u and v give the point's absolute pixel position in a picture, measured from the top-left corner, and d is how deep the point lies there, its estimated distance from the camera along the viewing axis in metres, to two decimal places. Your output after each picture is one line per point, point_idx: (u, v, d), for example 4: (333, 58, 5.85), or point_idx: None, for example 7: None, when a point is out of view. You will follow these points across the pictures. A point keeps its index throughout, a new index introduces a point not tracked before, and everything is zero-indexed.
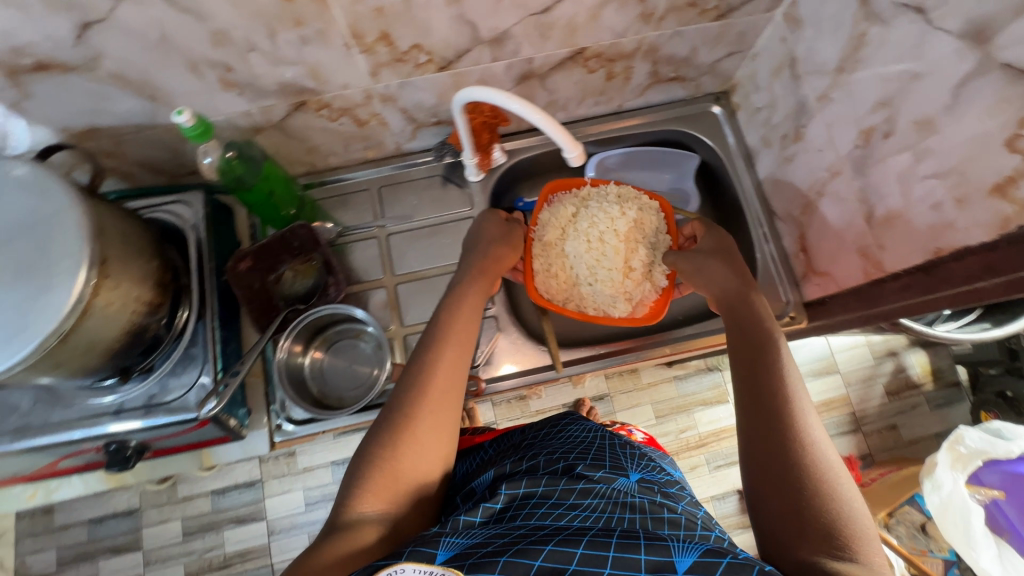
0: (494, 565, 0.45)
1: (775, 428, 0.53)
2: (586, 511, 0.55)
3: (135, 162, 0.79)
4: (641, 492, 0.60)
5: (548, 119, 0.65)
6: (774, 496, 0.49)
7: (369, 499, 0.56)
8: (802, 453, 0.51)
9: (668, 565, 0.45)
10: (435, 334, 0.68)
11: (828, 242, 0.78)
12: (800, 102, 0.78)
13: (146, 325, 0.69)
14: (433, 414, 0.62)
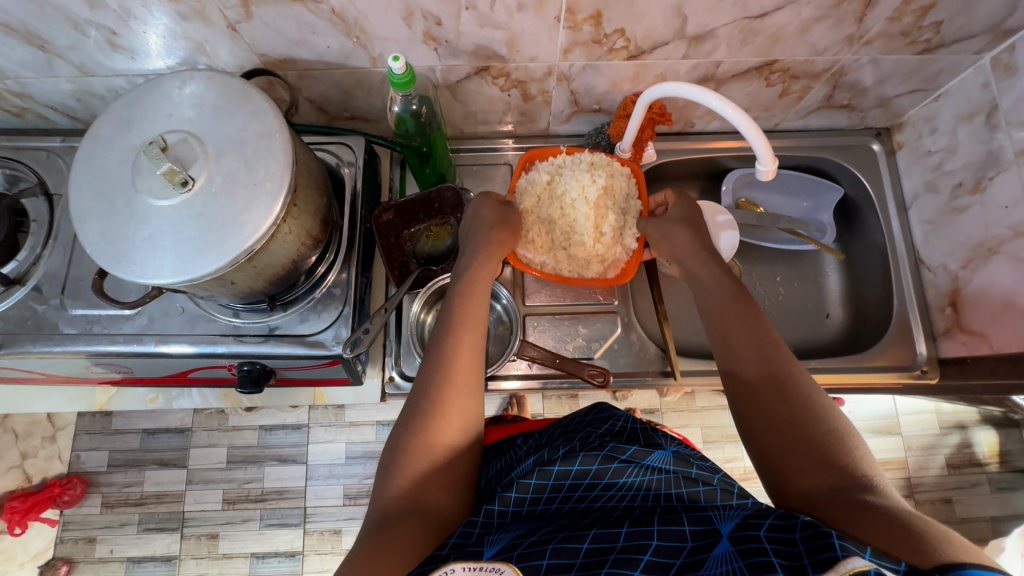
0: (541, 556, 0.48)
1: (789, 412, 0.55)
2: (625, 490, 0.58)
3: (306, 97, 0.81)
4: (676, 466, 0.59)
5: (753, 126, 0.63)
6: (806, 477, 0.51)
7: (404, 489, 0.56)
8: (815, 422, 0.54)
9: (713, 531, 0.49)
10: (450, 308, 0.67)
11: (990, 301, 0.75)
12: (990, 152, 0.74)
13: (305, 258, 0.71)
14: (454, 395, 0.61)
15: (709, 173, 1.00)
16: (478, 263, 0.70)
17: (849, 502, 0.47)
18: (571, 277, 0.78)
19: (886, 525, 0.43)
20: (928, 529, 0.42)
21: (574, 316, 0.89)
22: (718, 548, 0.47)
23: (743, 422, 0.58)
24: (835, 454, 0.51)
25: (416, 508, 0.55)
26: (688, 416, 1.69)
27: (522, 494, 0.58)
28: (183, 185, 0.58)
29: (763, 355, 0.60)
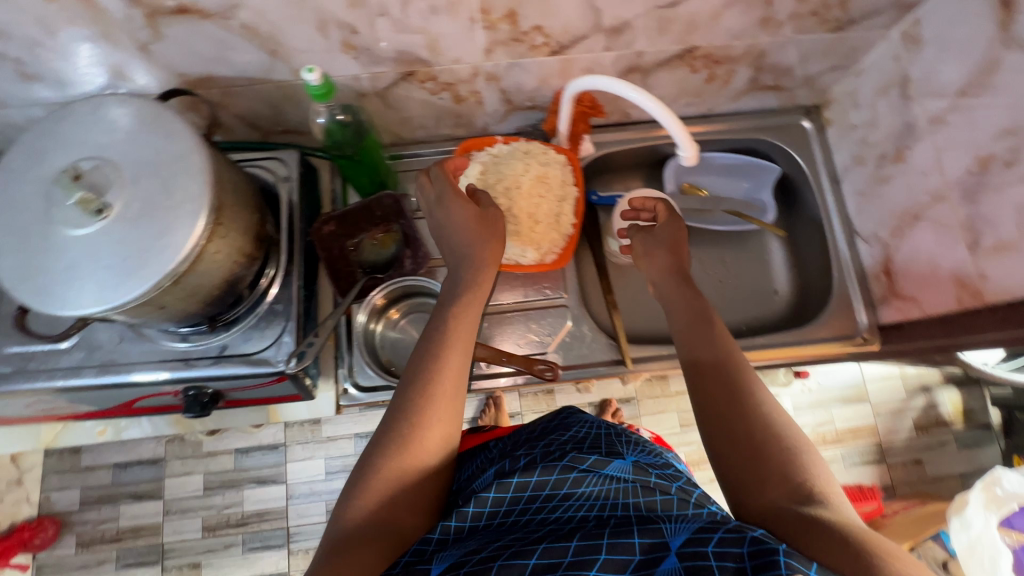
0: (488, 571, 0.47)
1: (754, 423, 0.56)
2: (581, 501, 0.57)
3: (235, 114, 0.80)
4: (634, 475, 0.59)
5: (669, 115, 0.65)
6: (766, 487, 0.52)
7: (370, 511, 0.55)
8: (780, 437, 0.55)
9: (662, 545, 0.48)
10: (436, 329, 0.66)
11: (918, 267, 0.78)
12: (906, 123, 0.77)
13: (241, 276, 0.70)
14: (438, 417, 0.60)
15: (651, 161, 1.02)
16: (466, 287, 0.69)
17: (803, 515, 0.48)
18: (507, 263, 0.80)
19: (838, 541, 0.45)
20: (876, 548, 0.44)
21: (525, 312, 0.90)
22: (666, 563, 0.46)
23: (707, 423, 0.59)
24: (794, 469, 0.53)
25: (380, 529, 0.55)
26: (663, 402, 1.76)
27: (480, 509, 0.57)
28: (99, 212, 0.57)
29: (734, 370, 0.62)
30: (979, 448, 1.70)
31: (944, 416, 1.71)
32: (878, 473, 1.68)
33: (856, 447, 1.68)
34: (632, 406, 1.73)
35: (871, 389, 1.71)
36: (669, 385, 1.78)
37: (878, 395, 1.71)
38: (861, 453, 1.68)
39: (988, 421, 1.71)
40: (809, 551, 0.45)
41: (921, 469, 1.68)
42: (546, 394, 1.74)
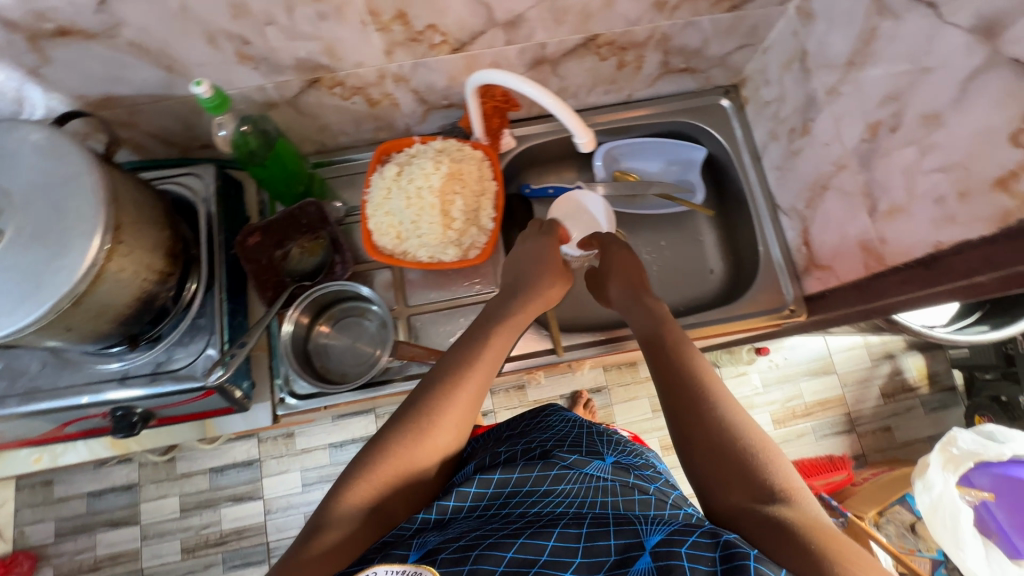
0: (463, 562, 0.49)
1: (722, 428, 0.56)
2: (562, 496, 0.60)
3: (147, 133, 0.80)
4: (613, 475, 0.64)
5: (567, 109, 0.67)
6: (734, 492, 0.52)
7: (368, 498, 0.59)
8: (745, 438, 0.55)
9: (636, 546, 0.50)
10: (467, 342, 0.72)
11: (830, 236, 0.79)
12: (809, 96, 0.78)
13: (156, 293, 0.70)
14: (454, 414, 0.65)
15: (580, 151, 1.03)
16: (501, 309, 0.78)
17: (767, 518, 0.49)
18: (429, 261, 0.81)
19: (802, 549, 0.45)
20: (832, 551, 0.45)
21: (457, 308, 0.91)
22: (638, 563, 0.49)
23: (677, 431, 0.59)
24: (759, 469, 0.53)
25: (375, 515, 0.59)
26: (634, 388, 1.79)
27: (460, 502, 0.61)
28: None
29: (701, 375, 0.62)
30: (945, 410, 1.73)
31: (909, 381, 1.74)
32: (848, 442, 1.71)
33: (824, 418, 1.71)
34: (603, 395, 1.78)
35: (835, 360, 1.74)
36: (639, 370, 1.81)
37: (843, 365, 1.75)
38: (829, 424, 1.71)
39: (952, 383, 1.74)
40: (772, 554, 0.47)
41: (890, 435, 1.71)
42: (518, 389, 1.75)
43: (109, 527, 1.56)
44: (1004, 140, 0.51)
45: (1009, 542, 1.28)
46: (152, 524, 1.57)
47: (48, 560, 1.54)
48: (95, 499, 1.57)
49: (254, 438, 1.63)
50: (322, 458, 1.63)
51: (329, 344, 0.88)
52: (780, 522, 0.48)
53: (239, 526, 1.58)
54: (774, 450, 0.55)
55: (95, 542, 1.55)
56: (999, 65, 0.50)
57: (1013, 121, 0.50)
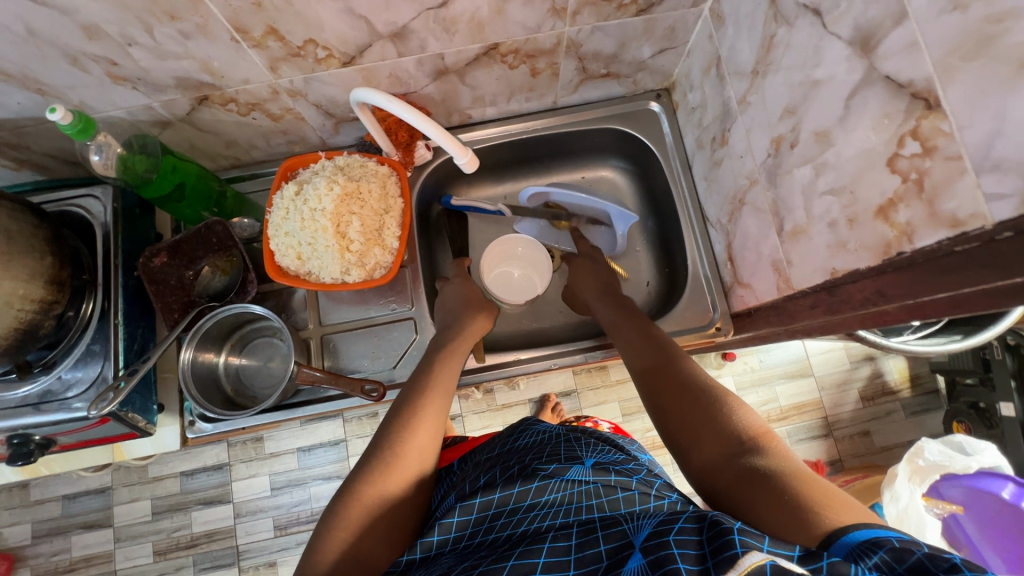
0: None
1: (688, 395, 0.62)
2: (546, 508, 0.58)
3: (43, 153, 0.78)
4: (595, 476, 0.61)
5: (444, 135, 0.65)
6: (705, 444, 0.56)
7: (344, 544, 0.57)
8: (708, 402, 0.60)
9: (626, 544, 0.49)
10: (423, 373, 0.75)
11: (749, 253, 0.75)
12: (725, 104, 0.74)
13: (39, 321, 0.69)
14: (418, 438, 0.67)
15: (511, 158, 0.99)
16: (446, 342, 0.80)
17: (739, 467, 0.52)
18: (333, 282, 0.78)
19: (776, 495, 0.47)
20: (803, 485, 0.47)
21: (372, 327, 0.88)
22: (630, 563, 0.47)
23: (658, 418, 0.63)
24: (729, 427, 0.56)
25: (355, 563, 0.57)
26: (605, 391, 1.71)
27: (444, 535, 0.58)
28: None
29: (671, 364, 0.68)
30: (927, 414, 1.66)
31: (889, 383, 1.68)
32: (825, 448, 1.65)
33: (800, 423, 1.66)
34: (573, 399, 1.72)
35: (813, 363, 1.68)
36: (610, 373, 1.73)
37: (821, 368, 1.69)
38: (806, 429, 1.66)
39: (934, 386, 1.68)
40: (748, 502, 0.49)
41: (868, 440, 1.65)
42: (486, 393, 1.71)
43: (83, 530, 1.58)
44: (883, 164, 0.46)
45: (977, 555, 1.22)
46: (124, 527, 1.59)
47: (26, 561, 1.57)
48: (70, 502, 1.59)
49: (224, 443, 1.64)
50: (290, 462, 1.63)
51: (242, 368, 0.86)
52: (753, 470, 0.50)
53: (209, 529, 1.59)
54: (741, 406, 0.59)
55: (69, 545, 1.58)
56: (876, 82, 0.46)
57: (889, 144, 0.45)
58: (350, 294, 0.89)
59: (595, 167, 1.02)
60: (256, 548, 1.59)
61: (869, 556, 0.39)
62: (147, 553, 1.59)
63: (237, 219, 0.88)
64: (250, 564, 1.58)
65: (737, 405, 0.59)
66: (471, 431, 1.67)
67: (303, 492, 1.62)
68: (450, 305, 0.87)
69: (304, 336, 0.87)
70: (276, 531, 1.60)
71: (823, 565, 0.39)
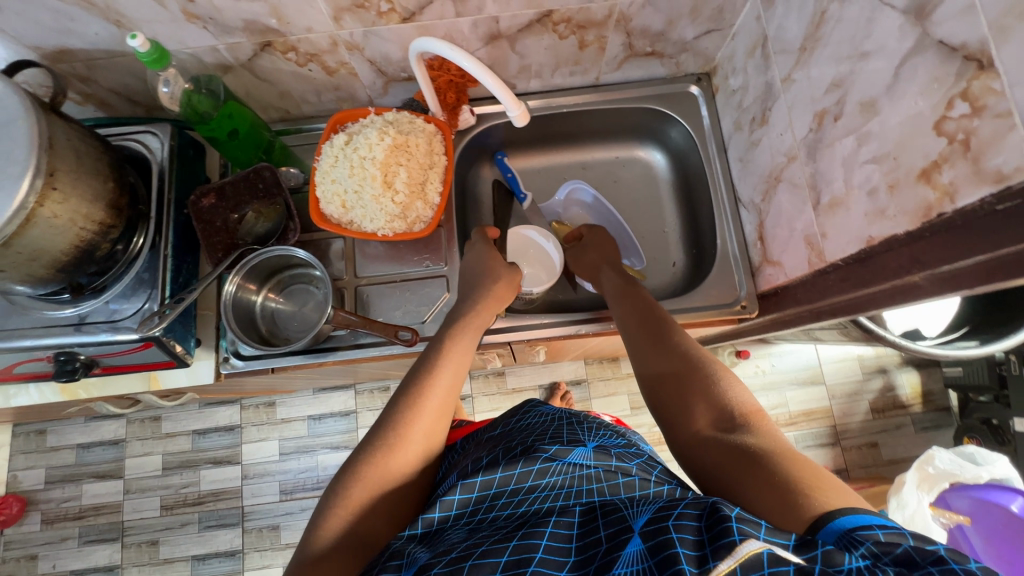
0: (459, 572, 0.46)
1: (678, 373, 0.62)
2: (547, 490, 0.59)
3: (109, 89, 0.82)
4: (596, 461, 0.64)
5: (501, 87, 0.68)
6: (698, 422, 0.56)
7: (346, 524, 0.57)
8: (702, 378, 0.60)
9: (626, 528, 0.48)
10: (436, 346, 0.74)
11: (781, 230, 0.76)
12: (768, 84, 0.76)
13: (96, 243, 0.73)
14: (422, 425, 0.65)
15: (549, 133, 1.02)
16: (463, 317, 0.79)
17: (731, 446, 0.52)
18: (374, 233, 0.80)
19: (763, 473, 0.47)
20: (791, 467, 0.47)
21: (406, 281, 0.91)
22: (628, 547, 0.45)
23: (651, 397, 0.64)
24: (722, 405, 0.57)
25: (357, 541, 0.57)
26: (615, 384, 1.73)
27: (445, 512, 0.59)
28: None
29: (670, 339, 0.67)
30: (937, 430, 1.66)
31: (901, 398, 1.68)
32: (831, 456, 1.65)
33: (809, 429, 1.66)
34: (583, 389, 1.73)
35: (825, 371, 1.69)
36: (620, 367, 1.74)
37: (833, 377, 1.70)
38: (813, 436, 1.66)
39: (947, 403, 1.67)
40: (739, 486, 0.49)
41: (876, 452, 1.64)
42: (497, 375, 1.73)
43: (95, 479, 1.62)
44: (929, 128, 0.48)
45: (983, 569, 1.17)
46: (135, 480, 1.62)
47: (36, 505, 1.60)
48: (84, 451, 1.63)
49: (237, 405, 1.67)
50: (300, 429, 1.66)
51: (276, 312, 0.90)
52: (743, 448, 0.50)
53: (216, 488, 1.62)
54: (737, 385, 0.59)
55: (80, 493, 1.61)
56: (928, 48, 0.48)
57: (938, 108, 0.47)
58: (385, 252, 0.92)
59: (630, 148, 1.04)
60: (260, 511, 1.61)
61: (856, 546, 0.39)
62: (152, 507, 1.61)
63: (285, 169, 0.91)
64: (253, 526, 1.60)
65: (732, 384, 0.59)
66: (480, 412, 1.69)
67: (311, 459, 1.64)
68: (473, 275, 0.86)
69: (339, 286, 0.90)
70: (281, 496, 1.62)
71: (818, 554, 0.38)
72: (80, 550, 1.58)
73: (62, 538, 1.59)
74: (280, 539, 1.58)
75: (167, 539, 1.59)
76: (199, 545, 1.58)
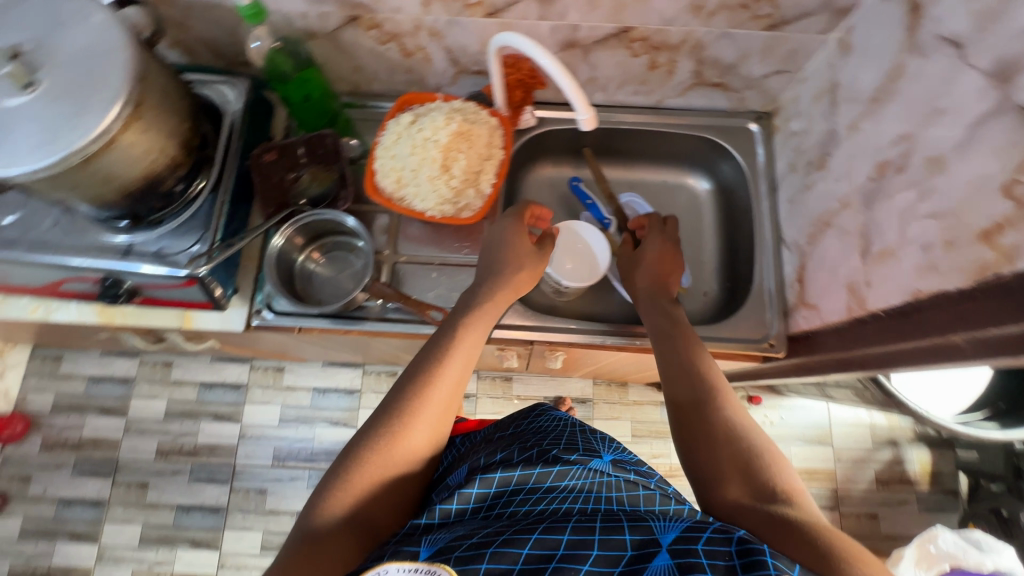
0: (479, 559, 0.48)
1: (714, 434, 0.61)
2: (565, 492, 0.59)
3: (198, 38, 0.86)
4: (615, 471, 0.64)
5: (576, 89, 0.67)
6: (735, 483, 0.57)
7: (351, 506, 0.58)
8: (739, 442, 0.60)
9: (652, 542, 0.49)
10: (448, 334, 0.73)
11: (823, 274, 0.76)
12: (831, 129, 0.77)
13: (163, 177, 0.76)
14: (427, 415, 0.65)
15: (603, 148, 1.03)
16: (478, 304, 0.77)
17: (770, 512, 0.52)
18: (422, 213, 0.83)
19: (806, 542, 0.47)
20: (832, 535, 0.47)
21: (443, 266, 0.92)
22: (656, 560, 0.47)
23: (685, 454, 0.63)
24: (762, 474, 0.56)
25: (363, 525, 0.58)
26: (619, 408, 1.71)
27: (463, 504, 0.59)
28: (27, 87, 0.63)
29: (711, 396, 0.66)
30: (942, 513, 1.61)
31: (909, 473, 1.64)
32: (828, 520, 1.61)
33: (808, 489, 1.62)
34: (587, 408, 1.72)
35: (834, 433, 1.66)
36: (628, 393, 1.73)
37: (841, 439, 1.66)
38: (812, 496, 1.62)
39: (956, 488, 1.62)
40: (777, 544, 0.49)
41: (875, 524, 1.60)
42: (504, 380, 1.73)
43: (99, 414, 1.65)
44: (997, 189, 0.49)
45: None
46: (136, 420, 1.65)
47: (39, 428, 1.64)
48: (93, 384, 1.67)
49: (247, 364, 1.70)
50: (303, 399, 1.68)
51: (314, 273, 0.93)
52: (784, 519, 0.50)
53: (212, 443, 1.64)
54: (776, 455, 0.59)
55: (82, 424, 1.64)
56: (1007, 112, 0.49)
57: (1008, 170, 0.48)
58: (426, 235, 0.94)
59: (680, 174, 1.05)
60: (250, 472, 1.62)
61: None
62: (146, 449, 1.64)
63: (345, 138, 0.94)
64: (241, 486, 1.61)
65: (774, 457, 0.59)
66: (481, 413, 1.69)
67: (308, 431, 1.65)
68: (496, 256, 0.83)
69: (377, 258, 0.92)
70: (273, 461, 1.63)
71: None
72: (72, 480, 1.60)
73: (56, 466, 1.61)
74: (265, 504, 1.59)
75: (156, 485, 1.60)
76: (185, 496, 1.60)
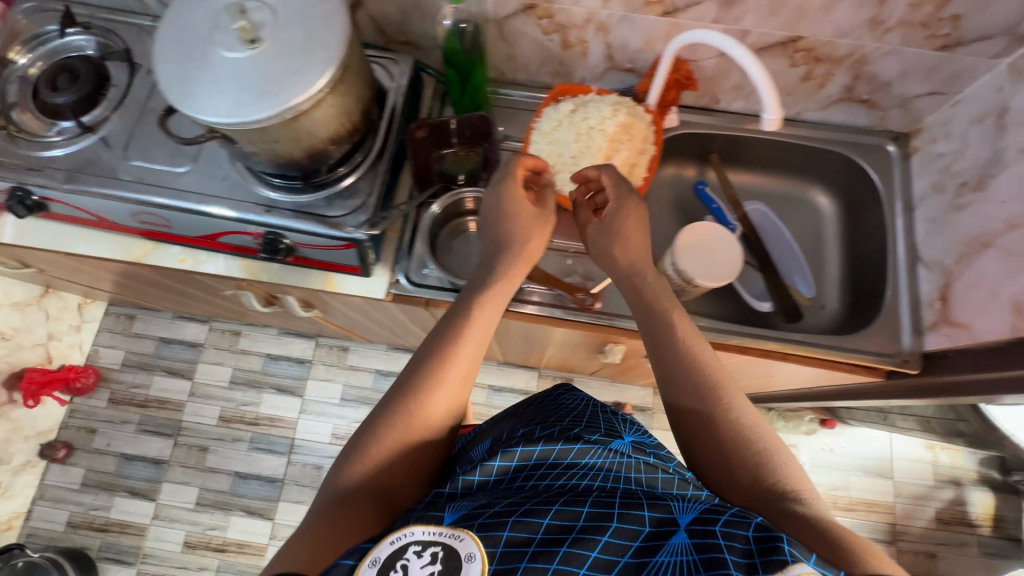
0: (501, 527, 0.46)
1: (720, 429, 0.58)
2: (587, 469, 0.56)
3: (369, 14, 0.90)
4: (635, 452, 0.59)
5: (767, 81, 0.68)
6: (743, 479, 0.55)
7: (368, 476, 0.58)
8: (744, 437, 0.57)
9: (671, 520, 0.46)
10: (461, 312, 0.70)
11: (977, 292, 0.77)
12: (995, 152, 0.78)
13: (341, 141, 0.79)
14: (439, 391, 0.63)
15: (730, 155, 1.05)
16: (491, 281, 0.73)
17: (784, 508, 0.51)
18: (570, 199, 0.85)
19: (819, 536, 0.46)
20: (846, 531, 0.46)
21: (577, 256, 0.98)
22: (674, 538, 0.44)
23: (692, 448, 0.60)
24: (768, 468, 0.55)
25: (379, 493, 0.58)
26: None
27: (484, 477, 0.56)
28: (252, 43, 0.66)
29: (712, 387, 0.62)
30: (1002, 559, 1.58)
31: (970, 515, 1.61)
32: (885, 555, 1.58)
33: (868, 521, 1.59)
34: (646, 417, 1.71)
35: (895, 466, 1.63)
36: None
37: (903, 474, 1.64)
38: (871, 528, 1.59)
39: (1017, 534, 1.59)
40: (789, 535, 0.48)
41: (933, 563, 1.57)
42: (563, 380, 1.71)
43: (166, 374, 1.66)
44: None
45: None
46: (202, 384, 1.66)
47: (108, 383, 1.64)
48: (163, 345, 1.68)
49: (313, 341, 1.71)
50: (365, 380, 1.68)
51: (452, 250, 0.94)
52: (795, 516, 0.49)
53: (273, 414, 1.64)
54: (777, 446, 0.57)
55: (149, 383, 1.65)
56: None
57: None
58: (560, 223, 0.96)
59: (804, 187, 1.06)
60: (308, 447, 1.61)
61: None
62: (209, 414, 1.63)
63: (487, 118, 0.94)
64: (298, 460, 1.60)
65: (778, 449, 0.57)
66: None
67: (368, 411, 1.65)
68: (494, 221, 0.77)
69: None
70: (332, 438, 1.63)
71: None
72: (134, 437, 1.60)
73: (122, 421, 1.61)
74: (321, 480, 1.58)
75: (216, 450, 1.60)
76: (243, 464, 1.59)
